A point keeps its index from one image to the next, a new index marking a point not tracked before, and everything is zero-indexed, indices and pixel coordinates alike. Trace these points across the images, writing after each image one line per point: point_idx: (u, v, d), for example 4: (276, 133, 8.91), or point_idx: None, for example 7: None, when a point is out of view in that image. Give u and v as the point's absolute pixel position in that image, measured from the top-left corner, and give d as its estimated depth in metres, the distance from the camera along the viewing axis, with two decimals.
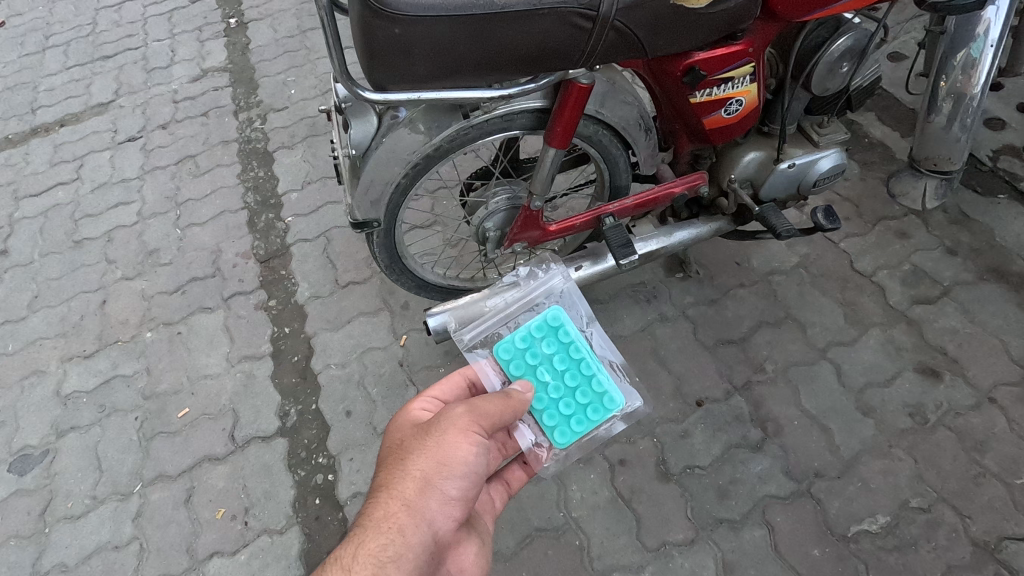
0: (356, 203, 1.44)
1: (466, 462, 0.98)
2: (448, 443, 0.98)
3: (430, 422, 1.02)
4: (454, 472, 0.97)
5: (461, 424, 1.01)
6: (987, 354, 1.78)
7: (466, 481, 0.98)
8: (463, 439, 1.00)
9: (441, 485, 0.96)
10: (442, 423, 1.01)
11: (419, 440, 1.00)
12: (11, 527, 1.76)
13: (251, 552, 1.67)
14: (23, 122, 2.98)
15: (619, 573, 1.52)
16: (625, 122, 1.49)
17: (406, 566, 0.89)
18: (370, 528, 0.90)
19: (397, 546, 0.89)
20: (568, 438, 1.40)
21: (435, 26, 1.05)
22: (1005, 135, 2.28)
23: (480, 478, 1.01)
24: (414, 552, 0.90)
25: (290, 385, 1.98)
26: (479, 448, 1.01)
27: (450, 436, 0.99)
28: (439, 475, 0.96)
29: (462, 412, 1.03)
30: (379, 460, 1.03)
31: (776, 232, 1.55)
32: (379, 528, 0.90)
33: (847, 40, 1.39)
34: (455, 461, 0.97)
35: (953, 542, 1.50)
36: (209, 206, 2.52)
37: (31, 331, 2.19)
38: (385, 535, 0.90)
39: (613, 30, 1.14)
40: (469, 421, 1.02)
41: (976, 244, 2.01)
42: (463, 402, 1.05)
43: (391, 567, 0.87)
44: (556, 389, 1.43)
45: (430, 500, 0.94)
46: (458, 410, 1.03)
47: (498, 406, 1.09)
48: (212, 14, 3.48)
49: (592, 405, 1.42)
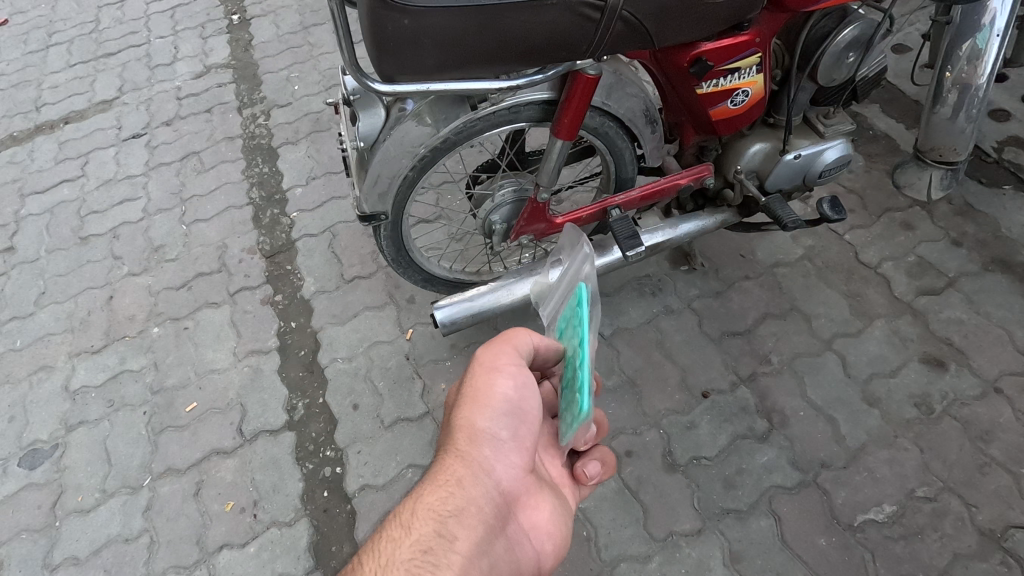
0: (364, 195, 1.45)
1: (505, 400, 0.98)
2: (486, 384, 0.98)
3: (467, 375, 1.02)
4: (496, 415, 0.97)
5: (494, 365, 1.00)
6: (992, 344, 1.79)
7: (511, 421, 0.98)
8: (499, 378, 0.99)
9: (490, 430, 0.96)
10: (475, 370, 1.01)
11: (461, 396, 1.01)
12: (22, 521, 1.77)
13: (261, 544, 1.68)
14: (28, 120, 2.99)
15: (627, 563, 1.53)
16: (631, 114, 1.50)
17: (468, 516, 0.89)
18: (426, 486, 0.91)
19: (458, 499, 0.90)
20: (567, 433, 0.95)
21: (446, 17, 1.06)
22: (1010, 126, 2.27)
23: (526, 414, 0.99)
24: (476, 503, 0.91)
25: (297, 379, 1.99)
26: (516, 384, 0.99)
27: (485, 377, 0.99)
28: (484, 420, 0.96)
29: (494, 351, 1.02)
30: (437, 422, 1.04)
31: (782, 223, 1.55)
32: (437, 482, 0.91)
33: (852, 30, 1.40)
34: (494, 400, 0.98)
35: (959, 531, 1.51)
36: (214, 202, 2.53)
37: (39, 327, 2.20)
38: (443, 490, 0.90)
39: (621, 20, 1.14)
40: (502, 359, 1.00)
41: (982, 235, 2.01)
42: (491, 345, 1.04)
43: (451, 520, 0.87)
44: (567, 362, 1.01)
45: (484, 448, 0.95)
46: (488, 352, 1.02)
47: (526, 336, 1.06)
48: (214, 10, 3.48)
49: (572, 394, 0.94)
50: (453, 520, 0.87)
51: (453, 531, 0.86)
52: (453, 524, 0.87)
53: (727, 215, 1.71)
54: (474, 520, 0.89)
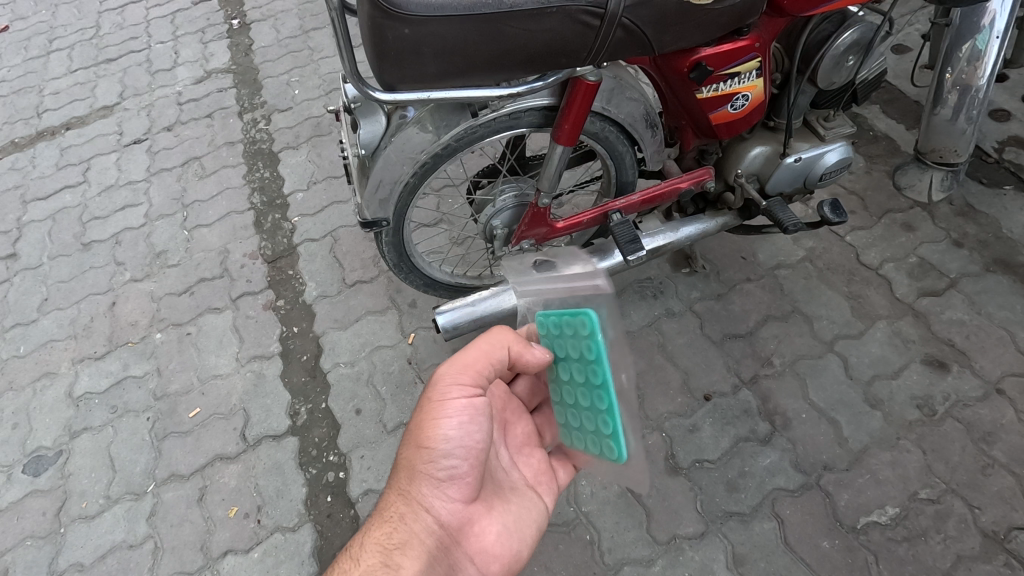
0: (365, 202, 1.45)
1: (449, 435, 1.05)
2: (428, 422, 1.07)
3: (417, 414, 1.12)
4: (437, 451, 1.05)
5: (437, 404, 1.09)
6: (994, 345, 1.79)
7: (452, 458, 1.06)
8: (439, 415, 1.07)
9: (430, 469, 1.05)
10: (422, 410, 1.10)
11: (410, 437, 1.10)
12: (26, 527, 1.78)
13: (265, 550, 1.69)
14: (29, 126, 3.00)
15: (630, 566, 1.53)
16: (632, 119, 1.50)
17: (411, 545, 0.99)
18: (375, 522, 1.03)
19: (401, 531, 1.00)
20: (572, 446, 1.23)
21: (446, 26, 1.06)
22: (1010, 126, 2.27)
23: (469, 450, 1.06)
24: (418, 532, 1.00)
25: (300, 384, 2.00)
26: (457, 415, 1.07)
27: (430, 416, 1.07)
28: (426, 457, 1.05)
29: (436, 390, 1.10)
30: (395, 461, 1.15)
31: (783, 226, 1.55)
32: (382, 522, 1.02)
33: (853, 34, 1.40)
34: (436, 443, 1.05)
35: (962, 533, 1.51)
36: (216, 207, 2.54)
37: (43, 333, 2.20)
38: (387, 525, 1.01)
39: (620, 28, 1.14)
40: (448, 398, 1.09)
41: (983, 236, 2.01)
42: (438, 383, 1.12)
43: (394, 550, 0.98)
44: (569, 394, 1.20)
45: (424, 482, 1.05)
46: (436, 390, 1.10)
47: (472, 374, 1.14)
48: (214, 15, 3.49)
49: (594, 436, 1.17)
50: (398, 550, 0.97)
51: (394, 560, 0.96)
52: (396, 554, 0.97)
53: (728, 218, 1.71)
54: (416, 549, 0.99)
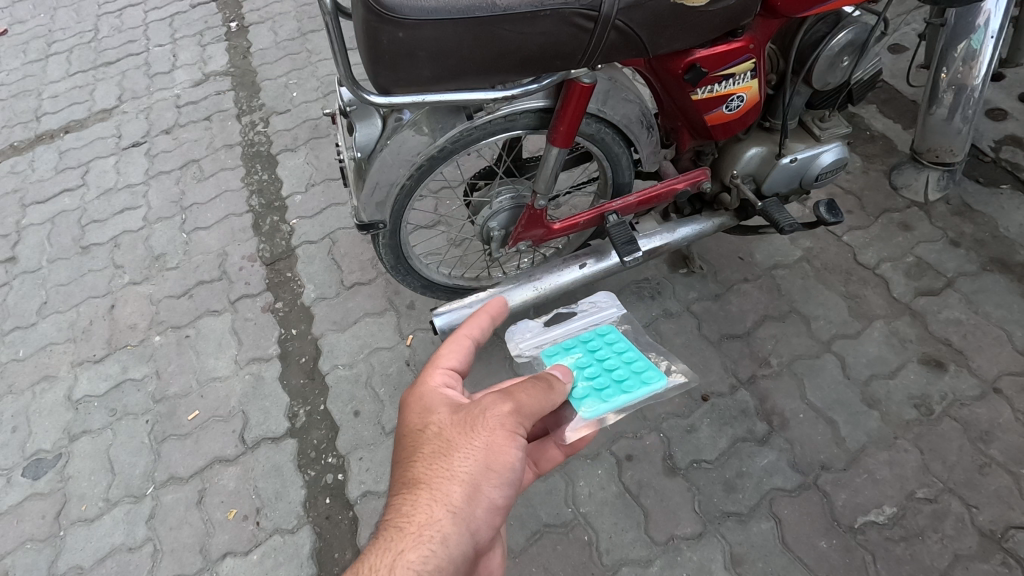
0: (362, 204, 1.46)
1: (514, 466, 0.94)
2: (491, 443, 0.93)
3: (474, 420, 0.95)
4: (499, 477, 0.92)
5: (509, 426, 0.95)
6: (991, 344, 1.79)
7: (507, 488, 0.94)
8: (510, 442, 0.94)
9: (487, 491, 0.91)
10: (487, 423, 0.94)
11: (460, 443, 0.93)
12: (26, 531, 1.78)
13: (264, 552, 1.69)
14: (28, 130, 3.00)
15: (629, 567, 1.54)
16: (628, 120, 1.50)
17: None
18: (409, 536, 0.85)
19: (440, 556, 0.85)
20: (604, 409, 1.21)
21: (440, 30, 1.06)
22: (1007, 125, 2.28)
23: (519, 484, 0.97)
24: (457, 563, 0.86)
25: (299, 386, 2.00)
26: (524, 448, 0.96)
27: (499, 438, 0.94)
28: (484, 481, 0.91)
29: (510, 411, 0.95)
30: (410, 451, 0.96)
31: (779, 227, 1.55)
32: (420, 537, 0.85)
33: (847, 34, 1.40)
34: (503, 469, 0.93)
35: (960, 532, 1.51)
36: (214, 210, 2.54)
37: (42, 336, 2.21)
38: (426, 544, 0.85)
39: (614, 30, 1.15)
40: (519, 424, 0.96)
41: (980, 235, 2.01)
42: (509, 399, 0.97)
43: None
44: (592, 372, 1.30)
45: (473, 507, 0.90)
46: (508, 409, 0.96)
47: (543, 404, 1.01)
48: (212, 18, 3.50)
49: (627, 379, 1.29)
50: None
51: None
52: None
53: (725, 219, 1.71)
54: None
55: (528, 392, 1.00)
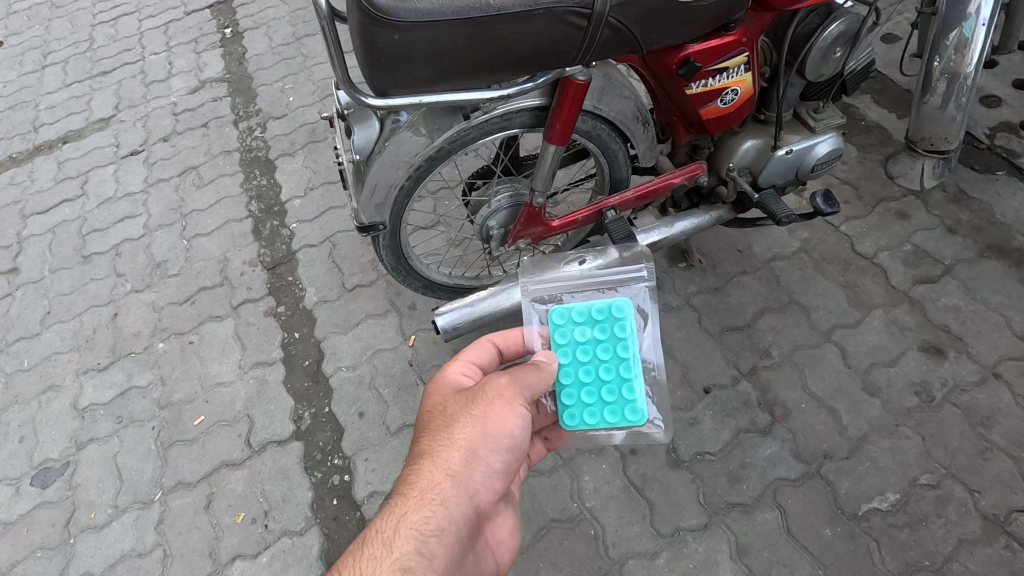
0: (362, 207, 1.47)
1: (512, 433, 0.97)
2: (490, 413, 0.96)
3: (473, 395, 0.98)
4: (496, 442, 0.95)
5: (507, 397, 0.99)
6: (990, 330, 1.80)
7: (508, 453, 0.96)
8: (506, 410, 0.97)
9: (485, 455, 0.94)
10: (484, 394, 0.98)
11: (459, 414, 0.96)
12: (37, 539, 1.79)
13: (273, 554, 1.70)
14: (26, 141, 3.02)
15: (635, 560, 1.55)
16: (623, 116, 1.51)
17: (450, 539, 0.86)
18: (411, 499, 0.87)
19: (441, 519, 0.87)
20: (573, 383, 1.23)
21: (436, 31, 1.07)
22: (1001, 112, 2.29)
23: (519, 451, 0.98)
24: (458, 526, 0.88)
25: (303, 389, 2.01)
26: (522, 417, 0.99)
27: (495, 407, 0.97)
28: (482, 447, 0.94)
29: (505, 383, 0.99)
30: (418, 428, 0.99)
31: (777, 218, 1.58)
32: (422, 500, 0.87)
33: (838, 25, 1.42)
34: (499, 434, 0.95)
35: (963, 517, 1.52)
36: (214, 216, 2.55)
37: (45, 346, 2.22)
38: (428, 507, 0.86)
39: (607, 27, 1.16)
40: (513, 395, 0.99)
41: (976, 222, 2.02)
42: (505, 373, 1.01)
43: (434, 540, 0.84)
44: (601, 350, 1.25)
45: (475, 472, 0.92)
46: (502, 382, 1.00)
47: (538, 375, 1.05)
48: (207, 25, 3.51)
49: (604, 343, 1.26)
50: (435, 538, 0.84)
51: (434, 553, 0.83)
52: (434, 543, 0.84)
53: (723, 211, 1.72)
54: (454, 543, 0.86)
55: (527, 370, 1.04)
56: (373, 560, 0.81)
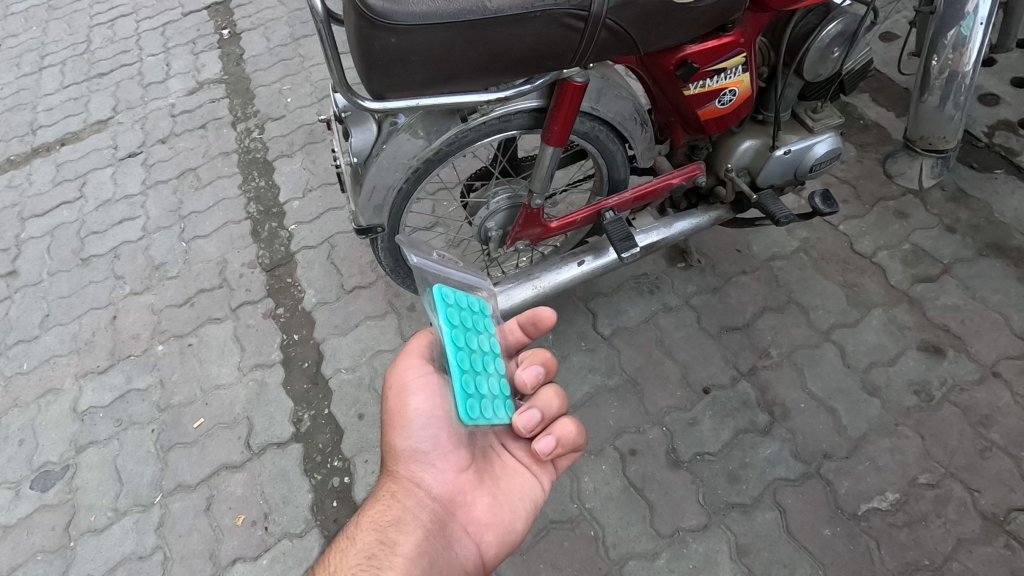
0: (360, 209, 1.47)
1: (421, 408, 1.05)
2: (401, 401, 1.06)
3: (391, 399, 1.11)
4: (410, 426, 1.05)
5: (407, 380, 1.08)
6: (989, 328, 1.80)
7: (428, 426, 1.05)
8: (410, 395, 1.06)
9: (408, 444, 1.05)
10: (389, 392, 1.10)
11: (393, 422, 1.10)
12: (37, 542, 1.79)
13: (273, 556, 1.70)
14: (24, 143, 3.01)
15: (635, 560, 1.55)
16: (622, 117, 1.51)
17: (406, 524, 0.97)
18: (370, 509, 1.02)
19: (394, 512, 0.99)
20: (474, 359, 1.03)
21: (432, 35, 1.07)
22: (1000, 110, 2.29)
23: (441, 417, 1.05)
24: (412, 511, 1.00)
25: (302, 391, 2.01)
26: (423, 388, 1.06)
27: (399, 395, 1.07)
28: (406, 437, 1.05)
29: (400, 370, 1.09)
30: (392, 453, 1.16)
31: (775, 218, 1.58)
32: (377, 505, 1.02)
33: (836, 25, 1.42)
34: (408, 417, 1.05)
35: (963, 516, 1.52)
36: (212, 218, 2.55)
37: (45, 349, 2.22)
38: (381, 508, 1.00)
39: (605, 29, 1.16)
40: (409, 377, 1.07)
41: (975, 220, 2.02)
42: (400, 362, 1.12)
43: (391, 530, 0.96)
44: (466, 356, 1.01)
45: (411, 464, 1.04)
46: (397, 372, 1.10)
47: (426, 343, 1.12)
48: (204, 26, 3.50)
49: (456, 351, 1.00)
50: (392, 528, 0.96)
51: (392, 538, 0.95)
52: (392, 531, 0.96)
53: (721, 212, 1.72)
54: (411, 527, 0.97)
55: (418, 344, 1.12)
56: None
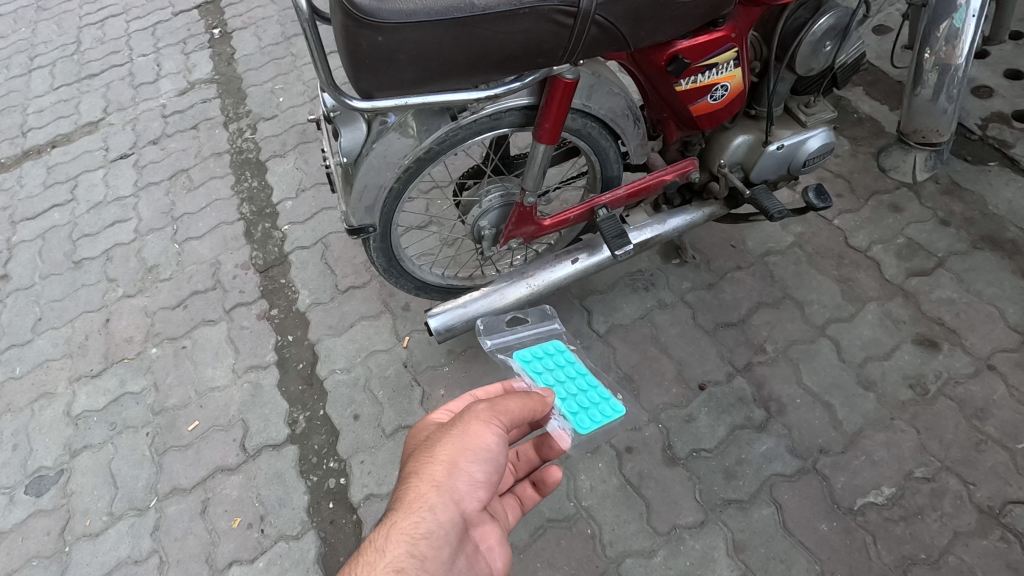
0: (351, 210, 1.46)
1: (493, 450, 0.99)
2: (476, 434, 0.98)
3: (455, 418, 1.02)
4: (477, 458, 0.97)
5: (488, 416, 1.01)
6: (984, 322, 1.80)
7: (492, 468, 0.98)
8: (486, 428, 0.99)
9: (467, 468, 0.96)
10: (464, 417, 1.01)
11: (444, 434, 1.00)
12: (32, 548, 1.78)
13: (270, 559, 1.69)
14: (14, 145, 2.99)
15: (632, 558, 1.55)
16: (614, 113, 1.50)
17: (438, 542, 0.90)
18: (400, 509, 0.91)
19: (428, 525, 0.90)
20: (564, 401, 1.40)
21: (420, 32, 1.06)
22: (993, 102, 2.29)
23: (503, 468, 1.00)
24: (446, 531, 0.92)
25: (297, 392, 2.00)
26: (503, 438, 1.01)
27: (474, 426, 0.99)
28: (464, 460, 0.96)
29: (484, 406, 1.02)
30: (408, 453, 1.03)
31: (769, 214, 1.57)
32: (410, 509, 0.91)
33: (828, 19, 1.41)
34: (480, 451, 0.98)
35: (959, 509, 1.52)
36: (205, 219, 2.53)
37: (37, 353, 2.21)
38: (416, 513, 0.90)
39: (595, 25, 1.15)
40: (489, 417, 1.01)
41: (969, 213, 2.02)
42: (484, 399, 1.04)
43: (423, 544, 0.88)
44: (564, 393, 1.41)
45: (459, 484, 0.95)
46: (480, 406, 1.02)
47: (518, 403, 1.07)
48: (195, 25, 3.48)
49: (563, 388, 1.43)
50: (423, 542, 0.89)
51: (425, 554, 0.88)
52: (423, 546, 0.88)
53: (715, 208, 1.71)
54: (442, 547, 0.90)
55: (513, 400, 1.07)
56: (367, 564, 0.85)
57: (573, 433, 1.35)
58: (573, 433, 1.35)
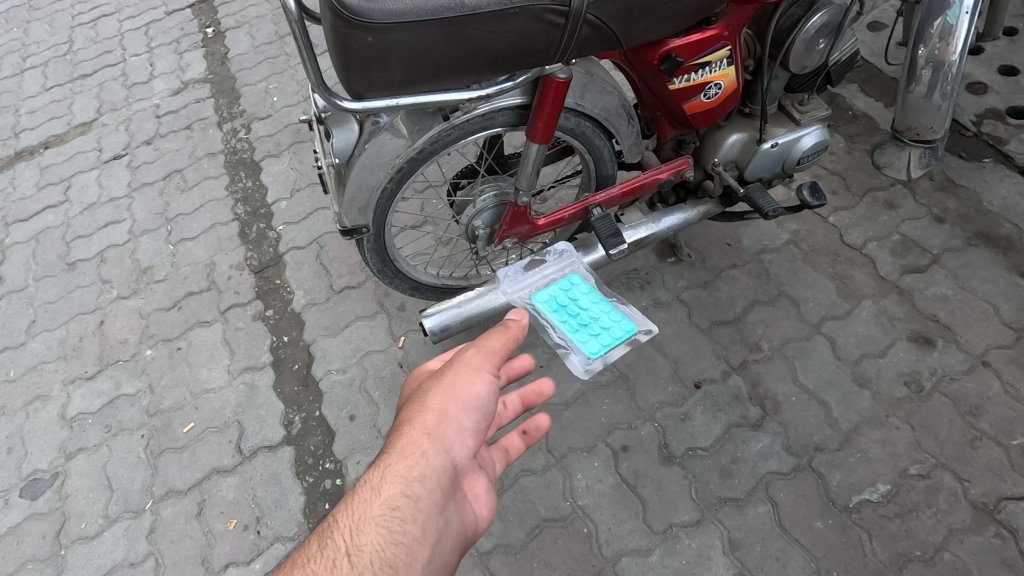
0: (344, 210, 1.45)
1: (483, 399, 0.98)
2: (464, 381, 0.98)
3: (445, 367, 1.01)
4: (467, 407, 0.96)
5: (475, 365, 1.01)
6: (979, 318, 1.80)
7: (482, 417, 0.98)
8: (476, 376, 0.99)
9: (458, 417, 0.95)
10: (453, 365, 1.00)
11: (435, 381, 0.99)
12: (27, 551, 1.77)
13: (266, 561, 1.69)
14: (7, 147, 2.97)
15: (628, 558, 1.55)
16: (607, 112, 1.50)
17: (432, 485, 0.90)
18: (393, 452, 0.90)
19: (421, 470, 0.90)
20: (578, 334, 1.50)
21: (411, 32, 1.05)
22: (987, 99, 2.29)
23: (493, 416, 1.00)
24: (439, 476, 0.91)
25: (293, 393, 2.00)
26: (492, 387, 1.00)
27: (463, 373, 0.99)
28: (454, 409, 0.96)
29: (472, 354, 1.02)
30: (399, 403, 1.02)
31: (763, 212, 1.56)
32: (402, 453, 0.90)
33: (822, 17, 1.40)
34: (471, 399, 0.97)
35: (953, 506, 1.52)
36: (199, 220, 2.52)
37: (32, 356, 2.20)
38: (409, 458, 0.90)
39: (586, 24, 1.14)
40: (477, 365, 1.00)
41: (964, 210, 2.02)
42: (472, 347, 1.03)
43: (417, 485, 0.88)
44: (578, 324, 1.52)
45: (450, 429, 0.94)
46: (468, 354, 1.02)
47: (504, 350, 1.06)
48: (188, 24, 3.46)
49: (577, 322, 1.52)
50: (416, 483, 0.88)
51: (417, 495, 0.88)
52: (416, 488, 0.88)
53: (710, 206, 1.71)
54: (434, 491, 0.90)
55: (498, 343, 1.06)
56: (363, 501, 0.86)
57: (585, 359, 1.47)
58: (586, 359, 1.47)
